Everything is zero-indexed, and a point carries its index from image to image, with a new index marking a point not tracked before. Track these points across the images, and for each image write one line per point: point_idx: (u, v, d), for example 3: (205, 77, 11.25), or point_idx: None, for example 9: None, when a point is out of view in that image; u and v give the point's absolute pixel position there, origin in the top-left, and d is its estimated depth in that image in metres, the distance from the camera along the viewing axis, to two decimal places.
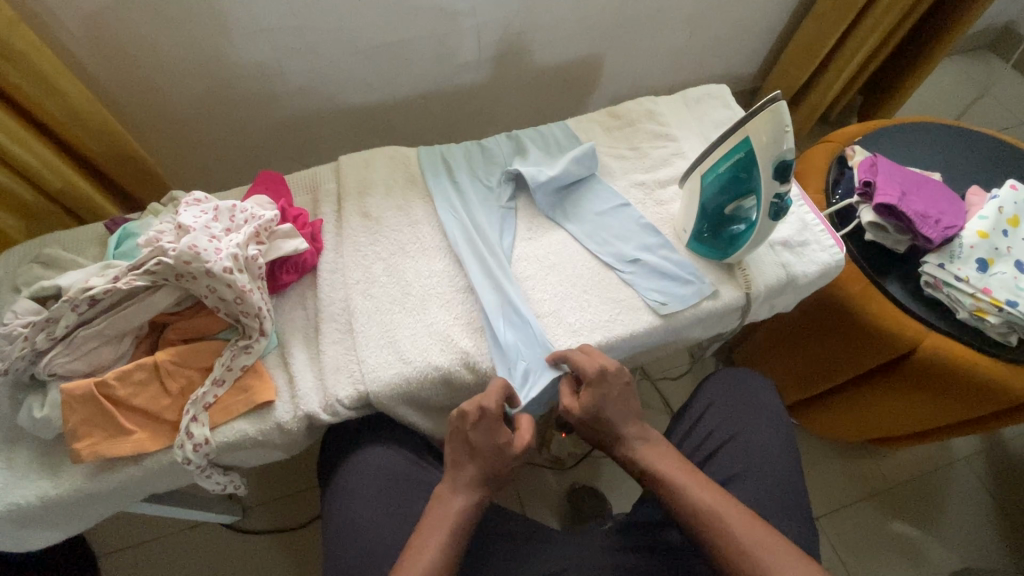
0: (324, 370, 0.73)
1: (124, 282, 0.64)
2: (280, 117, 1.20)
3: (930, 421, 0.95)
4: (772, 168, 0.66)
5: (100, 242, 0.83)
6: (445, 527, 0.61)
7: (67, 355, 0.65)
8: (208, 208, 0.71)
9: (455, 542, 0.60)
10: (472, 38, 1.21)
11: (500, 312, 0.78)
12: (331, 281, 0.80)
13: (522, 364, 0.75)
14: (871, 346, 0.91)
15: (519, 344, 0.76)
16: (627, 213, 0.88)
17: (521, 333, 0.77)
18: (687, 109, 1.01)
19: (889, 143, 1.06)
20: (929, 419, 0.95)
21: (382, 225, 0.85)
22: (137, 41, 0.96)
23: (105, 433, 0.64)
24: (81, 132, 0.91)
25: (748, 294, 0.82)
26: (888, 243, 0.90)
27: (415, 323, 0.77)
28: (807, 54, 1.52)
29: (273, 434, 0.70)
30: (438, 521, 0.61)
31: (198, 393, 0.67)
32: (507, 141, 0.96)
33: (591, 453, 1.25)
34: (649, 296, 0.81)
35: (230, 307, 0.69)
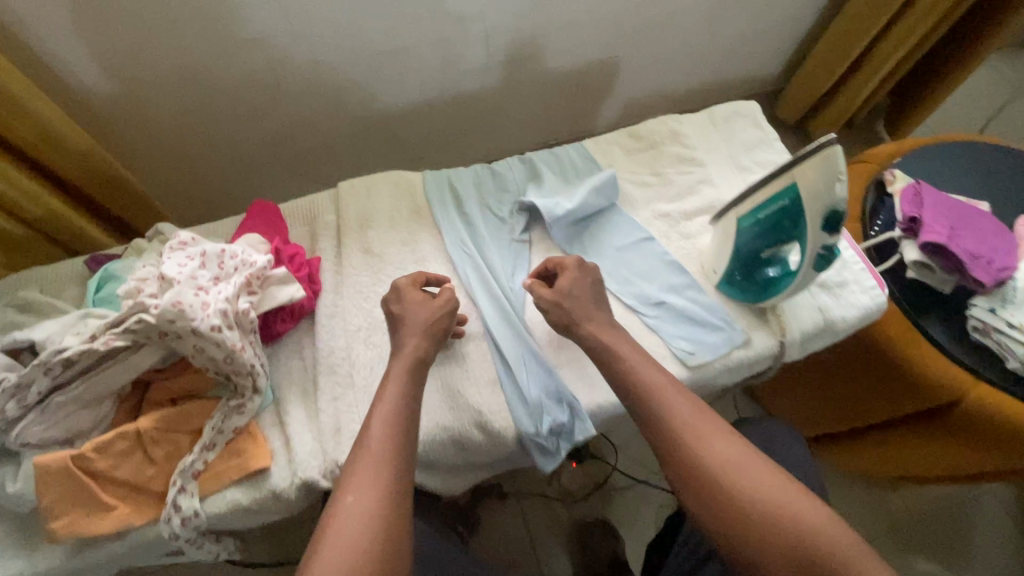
0: (324, 430, 0.67)
1: (102, 343, 0.58)
2: (274, 128, 1.10)
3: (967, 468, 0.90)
4: (821, 220, 0.59)
5: (82, 281, 0.77)
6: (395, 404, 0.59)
7: (41, 424, 0.59)
8: (195, 253, 0.65)
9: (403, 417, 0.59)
10: (481, 42, 1.10)
11: (522, 364, 0.72)
12: (330, 328, 0.73)
13: (548, 420, 0.69)
14: (911, 394, 0.85)
15: (543, 399, 0.70)
16: (650, 247, 0.81)
17: (547, 386, 0.72)
18: (715, 129, 0.93)
19: (931, 166, 0.98)
20: (966, 466, 0.90)
21: (385, 262, 0.79)
22: (118, 54, 0.87)
23: (85, 509, 0.59)
24: (60, 155, 0.84)
25: (781, 342, 0.76)
26: (934, 282, 0.83)
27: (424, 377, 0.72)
28: (837, 57, 1.42)
29: (268, 503, 0.65)
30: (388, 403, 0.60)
31: (186, 462, 0.61)
32: (520, 164, 0.89)
33: (601, 484, 1.20)
34: (675, 344, 0.74)
35: (219, 366, 0.63)
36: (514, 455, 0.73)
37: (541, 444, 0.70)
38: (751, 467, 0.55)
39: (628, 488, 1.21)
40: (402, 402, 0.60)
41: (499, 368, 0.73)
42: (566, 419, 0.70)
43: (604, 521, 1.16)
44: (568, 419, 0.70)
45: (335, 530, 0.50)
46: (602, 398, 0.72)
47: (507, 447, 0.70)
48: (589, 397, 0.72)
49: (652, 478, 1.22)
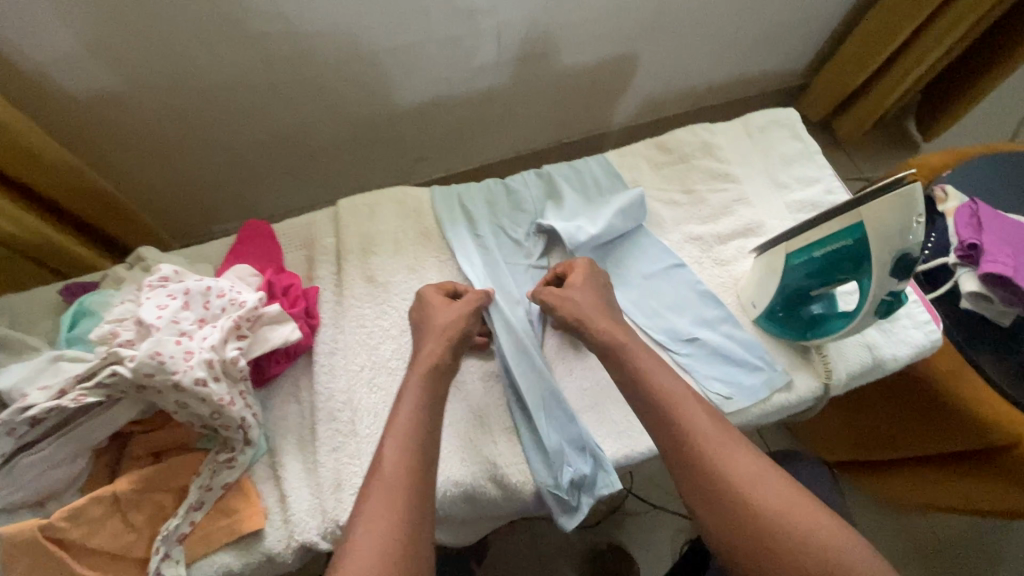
0: (323, 486, 0.61)
1: (71, 398, 0.52)
2: (269, 131, 1.01)
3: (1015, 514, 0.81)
4: (891, 265, 0.52)
5: (58, 312, 0.71)
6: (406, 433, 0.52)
7: (7, 488, 0.53)
8: (178, 290, 0.58)
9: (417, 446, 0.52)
10: (491, 38, 1.01)
11: (542, 408, 0.66)
12: (329, 368, 0.66)
13: (569, 472, 0.63)
14: (955, 434, 0.78)
15: (563, 449, 0.64)
16: (682, 275, 0.74)
17: (567, 433, 0.65)
18: (750, 140, 0.85)
19: (985, 179, 0.89)
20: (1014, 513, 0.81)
21: (390, 292, 0.72)
22: (95, 56, 0.79)
23: None
24: (32, 168, 0.76)
25: (826, 385, 0.69)
26: (990, 314, 0.76)
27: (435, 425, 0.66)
28: (870, 55, 1.31)
29: (262, 567, 0.59)
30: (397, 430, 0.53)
31: (170, 526, 0.55)
32: (536, 181, 0.81)
33: (615, 510, 1.15)
34: (710, 387, 0.67)
35: (206, 420, 0.56)
36: (531, 509, 0.67)
37: (561, 498, 0.63)
38: (776, 489, 0.49)
39: (644, 513, 1.15)
40: (421, 423, 0.54)
41: (515, 412, 0.66)
42: (589, 471, 0.63)
43: (619, 549, 1.10)
44: (591, 471, 0.63)
45: (346, 561, 0.44)
46: (629, 448, 0.65)
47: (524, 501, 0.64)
48: (614, 446, 0.65)
49: (669, 503, 1.16)
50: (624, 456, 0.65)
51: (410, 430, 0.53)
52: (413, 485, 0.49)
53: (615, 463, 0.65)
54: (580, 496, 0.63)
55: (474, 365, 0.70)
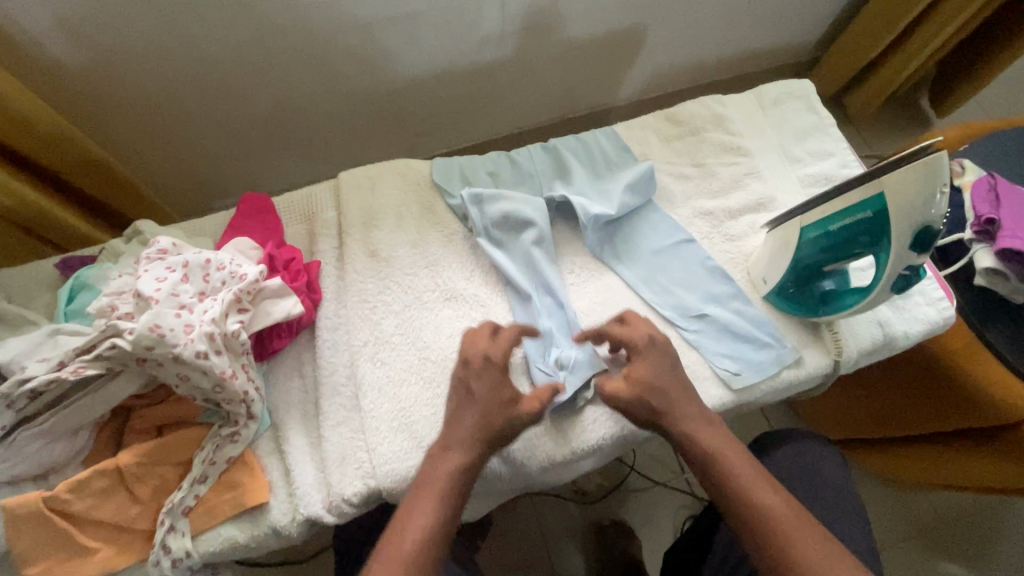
0: (327, 461, 0.60)
1: (70, 371, 0.51)
2: (267, 103, 0.99)
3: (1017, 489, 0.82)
4: (910, 238, 0.50)
5: (55, 286, 0.69)
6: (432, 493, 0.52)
7: (9, 460, 0.53)
8: (176, 263, 0.57)
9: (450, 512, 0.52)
10: (496, 6, 0.97)
11: (539, 296, 0.69)
12: (332, 342, 0.66)
13: (556, 350, 0.66)
14: (963, 410, 0.77)
15: (553, 330, 0.67)
16: (690, 252, 0.72)
17: (557, 320, 0.68)
18: (763, 112, 0.82)
19: (1003, 154, 0.86)
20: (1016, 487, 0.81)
21: (393, 266, 0.70)
22: (90, 24, 0.76)
23: (63, 555, 0.53)
24: (29, 137, 0.74)
25: (836, 362, 0.68)
26: (1004, 291, 0.74)
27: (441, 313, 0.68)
28: (887, 26, 1.26)
29: (267, 540, 0.59)
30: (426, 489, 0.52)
31: (175, 500, 0.55)
32: (542, 154, 0.79)
33: (619, 486, 1.15)
34: (717, 363, 0.67)
35: (208, 394, 0.55)
36: (542, 483, 0.67)
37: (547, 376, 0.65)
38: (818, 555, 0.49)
39: (646, 490, 1.15)
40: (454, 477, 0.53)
41: (512, 292, 0.70)
42: (575, 352, 0.66)
43: (620, 524, 1.11)
44: (576, 354, 0.66)
45: None
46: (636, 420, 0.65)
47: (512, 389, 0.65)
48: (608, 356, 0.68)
49: (672, 480, 1.16)
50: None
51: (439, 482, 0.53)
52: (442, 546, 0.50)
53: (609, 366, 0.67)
54: (565, 376, 0.65)
55: (477, 251, 0.72)
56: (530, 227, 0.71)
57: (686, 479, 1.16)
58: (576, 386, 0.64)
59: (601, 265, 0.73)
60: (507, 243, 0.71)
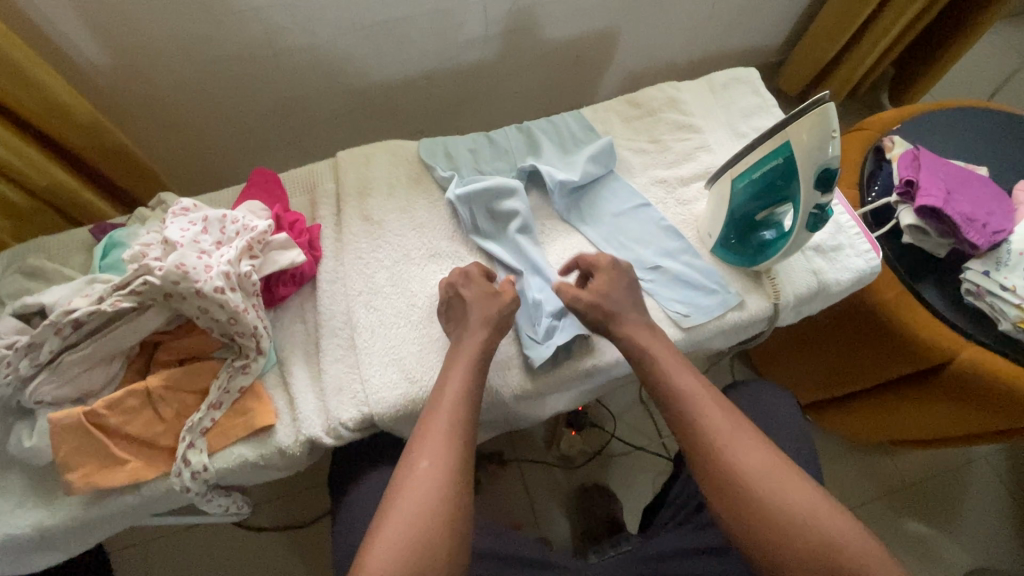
0: (326, 391, 0.69)
1: (109, 303, 0.60)
2: (274, 100, 1.09)
3: (954, 431, 0.90)
4: (813, 178, 0.59)
5: (88, 248, 0.79)
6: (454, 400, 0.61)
7: (54, 382, 0.61)
8: (197, 218, 0.67)
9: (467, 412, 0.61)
10: (479, 10, 1.08)
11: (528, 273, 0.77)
12: (330, 292, 0.75)
13: (545, 318, 0.72)
14: (904, 355, 0.85)
15: (541, 299, 0.74)
16: (647, 214, 0.82)
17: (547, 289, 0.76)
18: (713, 96, 0.92)
19: (931, 131, 0.97)
20: (952, 429, 0.90)
21: (384, 228, 0.80)
22: (121, 26, 0.87)
23: (99, 464, 0.61)
24: (67, 123, 0.84)
25: (775, 305, 0.77)
26: (928, 246, 0.84)
27: (432, 283, 0.77)
28: (841, 27, 1.38)
29: (274, 459, 0.67)
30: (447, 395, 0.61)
31: (195, 419, 0.64)
32: (517, 133, 0.89)
33: (602, 451, 1.23)
34: (670, 306, 0.76)
35: (224, 327, 0.64)
36: (518, 417, 0.76)
37: (536, 337, 0.72)
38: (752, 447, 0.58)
39: (627, 454, 1.23)
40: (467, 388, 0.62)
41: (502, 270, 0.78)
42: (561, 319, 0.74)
43: (603, 487, 1.18)
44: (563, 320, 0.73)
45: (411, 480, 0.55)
46: (599, 356, 0.74)
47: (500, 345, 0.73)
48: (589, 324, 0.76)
49: (650, 445, 1.24)
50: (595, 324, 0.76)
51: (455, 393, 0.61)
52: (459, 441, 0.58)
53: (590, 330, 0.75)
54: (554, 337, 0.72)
55: (470, 243, 0.80)
56: (515, 217, 0.78)
57: (663, 444, 1.24)
58: (569, 337, 0.72)
59: (568, 227, 0.83)
60: (495, 231, 0.80)
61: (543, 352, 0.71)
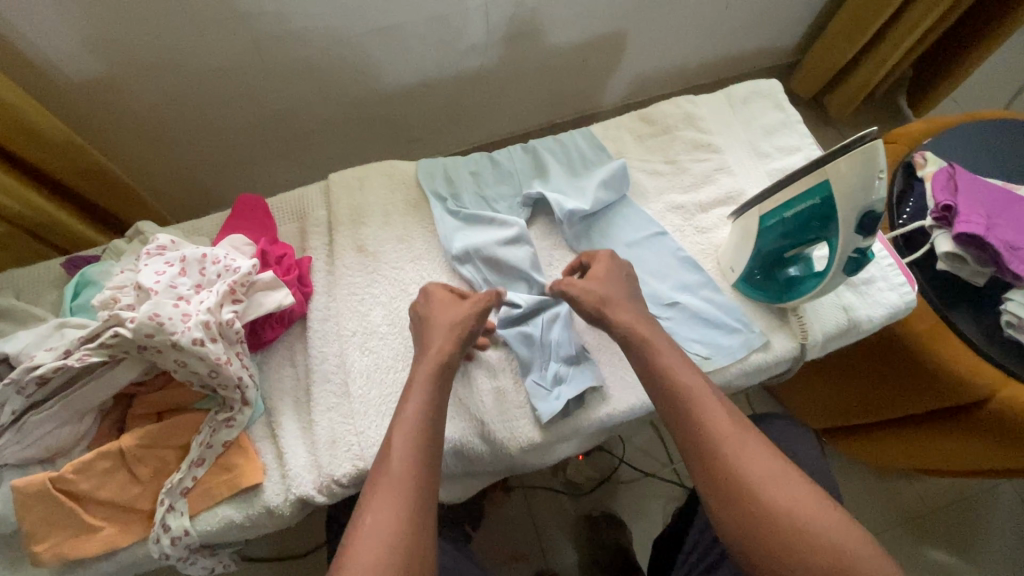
0: (317, 444, 0.64)
1: (76, 358, 0.55)
2: (263, 113, 1.03)
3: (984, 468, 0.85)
4: (855, 220, 0.54)
5: (61, 284, 0.73)
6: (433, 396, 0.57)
7: (18, 444, 0.56)
8: (174, 258, 0.61)
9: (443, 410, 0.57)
10: (480, 15, 1.01)
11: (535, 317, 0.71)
12: (322, 333, 0.69)
13: (553, 366, 0.69)
14: (936, 392, 0.80)
15: (550, 344, 0.69)
16: (663, 243, 0.76)
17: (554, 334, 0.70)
18: (732, 111, 0.86)
19: (964, 148, 0.90)
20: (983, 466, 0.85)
21: (380, 261, 0.74)
22: (95, 40, 0.80)
23: (69, 533, 0.56)
24: (37, 146, 0.77)
25: (803, 345, 0.71)
26: (964, 275, 0.78)
27: None
28: (861, 29, 1.31)
29: (262, 519, 0.62)
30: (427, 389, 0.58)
31: (174, 480, 0.58)
32: (522, 153, 0.83)
33: (609, 477, 1.18)
34: (689, 348, 0.70)
35: (205, 379, 0.59)
36: (523, 464, 0.71)
37: (544, 389, 0.67)
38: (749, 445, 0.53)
39: (635, 481, 1.18)
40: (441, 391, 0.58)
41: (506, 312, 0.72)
42: (573, 368, 0.69)
43: (610, 515, 1.14)
44: (572, 369, 0.69)
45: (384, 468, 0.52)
46: (614, 404, 0.68)
47: (506, 393, 0.68)
48: (604, 371, 0.70)
49: (660, 471, 1.19)
50: (610, 370, 0.70)
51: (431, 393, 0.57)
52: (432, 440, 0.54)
53: (605, 378, 0.70)
54: (563, 388, 0.67)
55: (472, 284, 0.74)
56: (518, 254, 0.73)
57: (674, 470, 1.19)
58: (577, 390, 0.67)
59: None
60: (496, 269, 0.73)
61: (553, 405, 0.66)
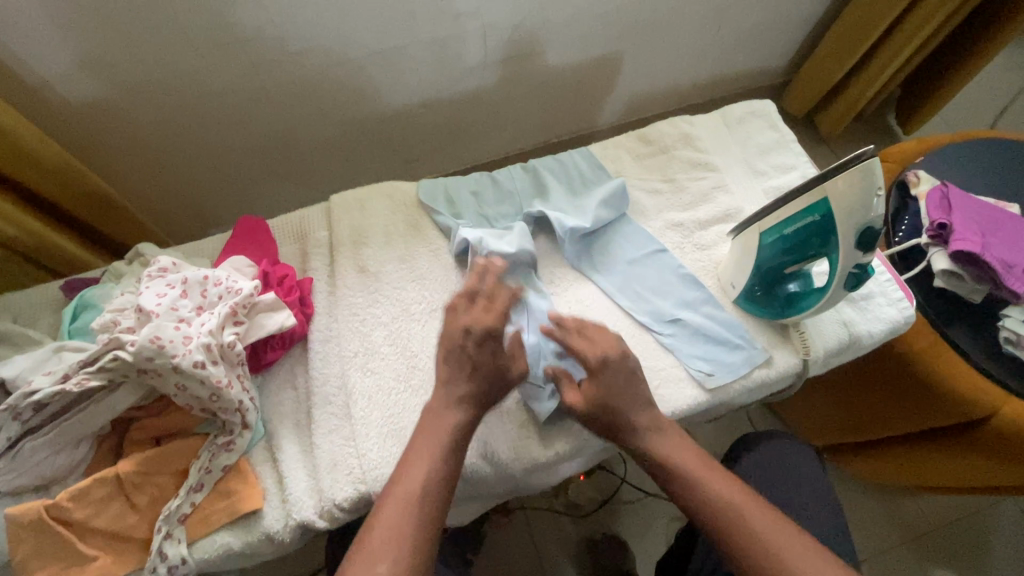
0: (320, 468, 0.63)
1: (74, 382, 0.54)
2: (263, 134, 1.04)
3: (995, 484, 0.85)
4: (855, 237, 0.55)
5: (58, 307, 0.73)
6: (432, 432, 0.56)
7: (12, 470, 0.55)
8: (175, 280, 0.61)
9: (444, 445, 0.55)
10: (478, 39, 1.04)
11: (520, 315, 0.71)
12: (323, 354, 0.69)
13: (545, 364, 0.69)
14: (940, 410, 0.80)
15: (540, 344, 0.69)
16: (663, 261, 0.77)
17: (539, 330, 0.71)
18: (729, 131, 0.88)
19: (954, 166, 0.92)
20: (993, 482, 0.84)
21: (382, 281, 0.74)
22: (96, 63, 0.82)
23: (63, 563, 0.54)
24: (36, 170, 0.77)
25: (805, 361, 0.71)
26: (962, 291, 0.79)
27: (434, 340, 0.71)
28: (849, 49, 1.34)
29: (261, 546, 0.61)
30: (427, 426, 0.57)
31: (171, 507, 0.57)
32: (522, 174, 0.83)
33: (611, 497, 1.17)
34: (692, 364, 0.70)
35: (205, 403, 0.58)
36: (528, 484, 0.70)
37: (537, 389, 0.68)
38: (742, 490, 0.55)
39: (637, 501, 1.17)
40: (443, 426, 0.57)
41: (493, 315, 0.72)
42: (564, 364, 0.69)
43: (613, 536, 1.12)
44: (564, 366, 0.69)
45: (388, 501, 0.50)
46: None
47: (506, 408, 0.68)
48: None
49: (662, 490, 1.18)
50: None
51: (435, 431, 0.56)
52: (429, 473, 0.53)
53: None
54: (555, 386, 0.68)
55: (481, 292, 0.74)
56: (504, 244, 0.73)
57: None
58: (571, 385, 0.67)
59: (579, 276, 0.77)
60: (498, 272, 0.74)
61: (548, 404, 0.67)
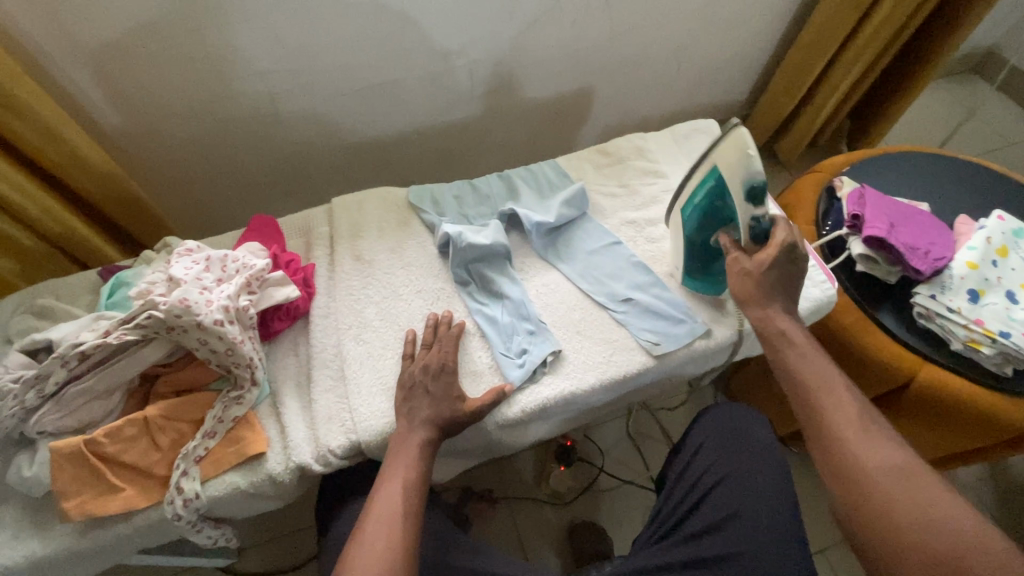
0: (317, 420, 0.73)
1: (114, 337, 0.64)
2: (275, 154, 1.18)
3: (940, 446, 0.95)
4: (744, 193, 0.67)
5: (95, 289, 0.84)
6: (410, 457, 0.65)
7: (58, 412, 0.65)
8: (200, 257, 0.72)
9: (422, 466, 0.65)
10: (465, 73, 1.19)
11: (499, 300, 0.83)
12: (322, 326, 0.80)
13: (518, 339, 0.79)
14: (874, 378, 0.91)
15: (512, 322, 0.81)
16: (619, 251, 0.89)
17: (514, 311, 0.82)
18: (676, 145, 1.02)
19: (875, 175, 1.07)
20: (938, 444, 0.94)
21: (375, 267, 0.86)
22: (137, 89, 0.96)
23: (96, 491, 0.64)
24: (85, 174, 0.90)
25: (740, 333, 0.83)
26: (879, 274, 0.91)
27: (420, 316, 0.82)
28: (795, 84, 1.52)
29: (264, 486, 0.70)
30: (403, 452, 0.66)
31: (188, 448, 0.66)
32: (498, 181, 0.97)
33: (589, 486, 1.24)
34: (642, 336, 0.81)
35: (221, 358, 0.68)
36: (501, 442, 0.79)
37: (510, 358, 0.78)
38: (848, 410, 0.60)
39: (614, 489, 1.24)
40: (418, 450, 0.66)
41: (473, 301, 0.83)
42: (534, 339, 0.79)
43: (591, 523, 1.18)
44: (534, 340, 0.79)
45: (368, 517, 0.60)
46: (572, 367, 0.79)
47: (481, 373, 0.77)
48: (565, 340, 0.81)
49: (638, 479, 1.26)
50: (568, 342, 0.81)
51: (409, 455, 0.66)
52: (402, 506, 0.61)
53: (564, 347, 0.80)
54: (525, 357, 0.78)
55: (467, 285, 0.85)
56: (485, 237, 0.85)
57: (651, 478, 1.25)
58: (541, 354, 0.77)
59: (546, 264, 0.89)
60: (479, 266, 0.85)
61: (519, 371, 0.76)
